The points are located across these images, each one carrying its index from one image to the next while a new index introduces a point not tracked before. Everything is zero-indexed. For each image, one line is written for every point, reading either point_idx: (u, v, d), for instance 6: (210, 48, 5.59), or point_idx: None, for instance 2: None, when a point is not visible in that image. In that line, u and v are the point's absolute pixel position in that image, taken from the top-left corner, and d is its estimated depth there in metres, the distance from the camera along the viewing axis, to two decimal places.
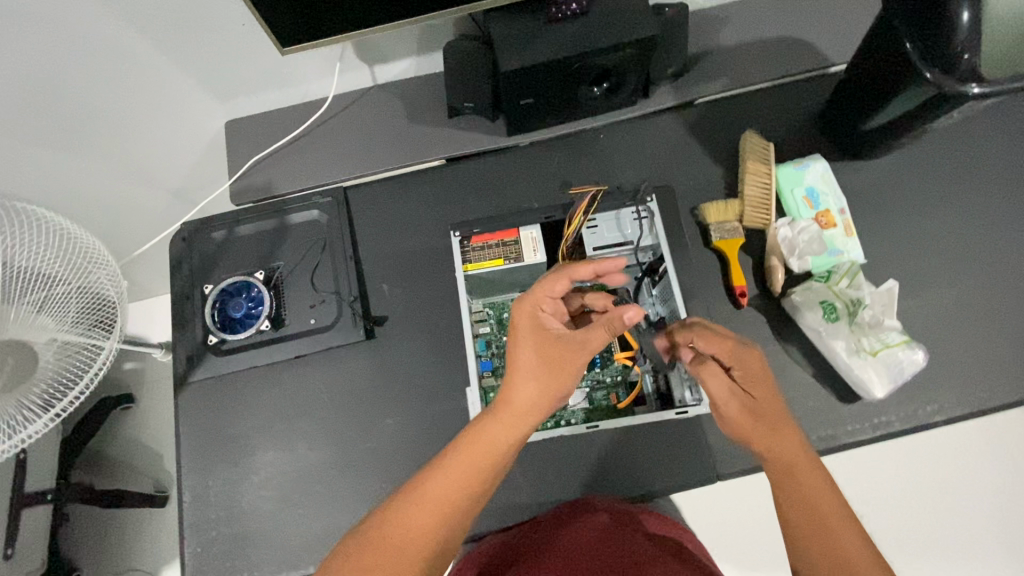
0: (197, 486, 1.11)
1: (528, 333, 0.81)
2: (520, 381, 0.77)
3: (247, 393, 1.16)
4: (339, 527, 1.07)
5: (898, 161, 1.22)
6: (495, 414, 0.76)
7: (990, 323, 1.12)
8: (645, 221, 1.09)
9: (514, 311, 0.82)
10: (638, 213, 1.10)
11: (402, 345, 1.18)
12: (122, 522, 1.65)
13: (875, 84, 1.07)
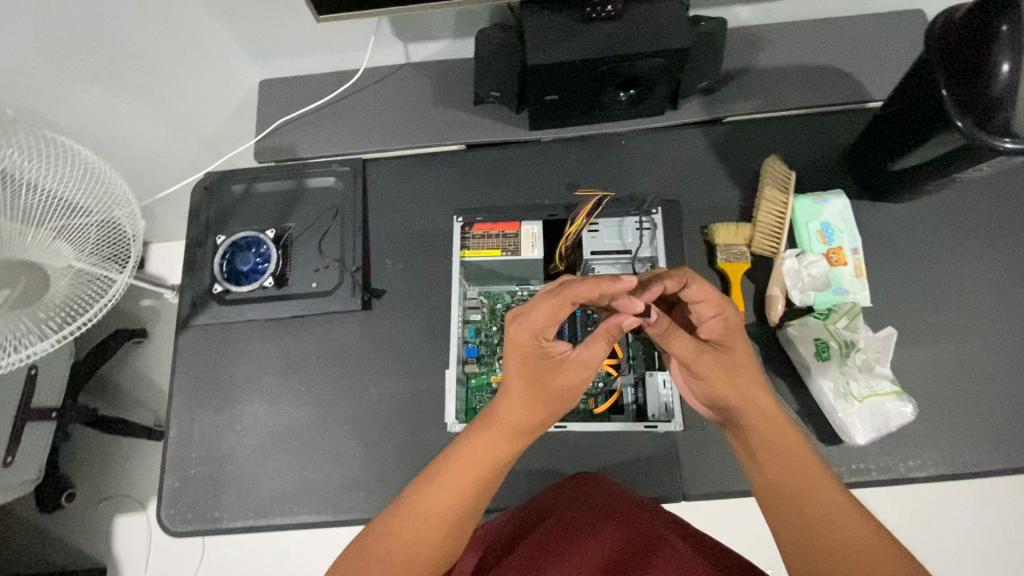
0: (184, 425, 1.17)
1: (525, 356, 0.79)
2: (518, 401, 0.78)
3: (243, 345, 1.21)
4: (309, 485, 1.11)
5: (922, 207, 1.19)
6: (493, 432, 0.77)
7: (990, 386, 1.09)
8: (647, 232, 1.08)
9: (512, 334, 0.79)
10: (642, 223, 1.09)
11: (396, 320, 1.20)
12: (118, 448, 1.73)
13: (908, 126, 1.04)
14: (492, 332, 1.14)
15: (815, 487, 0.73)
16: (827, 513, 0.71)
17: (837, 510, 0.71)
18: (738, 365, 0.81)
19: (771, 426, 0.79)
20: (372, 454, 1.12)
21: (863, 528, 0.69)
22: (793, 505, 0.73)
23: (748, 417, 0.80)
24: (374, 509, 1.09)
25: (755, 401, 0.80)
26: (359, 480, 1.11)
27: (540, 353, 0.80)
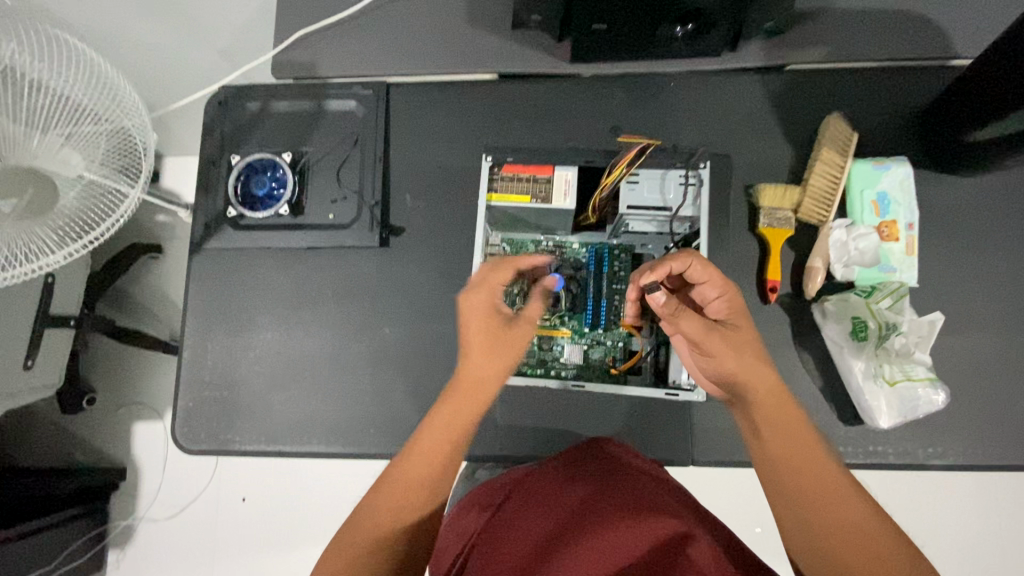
0: (197, 348, 1.16)
1: (482, 324, 0.81)
2: (477, 363, 0.80)
3: (257, 272, 1.18)
4: (320, 417, 1.12)
5: (991, 184, 1.09)
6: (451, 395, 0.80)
7: None
8: (692, 189, 1.00)
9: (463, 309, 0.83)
10: (686, 178, 1.01)
11: (414, 261, 1.16)
12: (135, 360, 1.76)
13: (991, 92, 0.93)
14: None
15: (817, 466, 0.74)
16: (828, 493, 0.72)
17: (838, 491, 0.72)
18: (743, 344, 0.81)
19: (776, 404, 0.78)
20: (383, 393, 1.12)
21: (860, 508, 0.71)
22: (797, 485, 0.74)
23: (753, 393, 0.79)
24: (383, 447, 1.10)
25: (761, 378, 0.80)
26: (369, 417, 1.11)
27: (496, 320, 0.82)
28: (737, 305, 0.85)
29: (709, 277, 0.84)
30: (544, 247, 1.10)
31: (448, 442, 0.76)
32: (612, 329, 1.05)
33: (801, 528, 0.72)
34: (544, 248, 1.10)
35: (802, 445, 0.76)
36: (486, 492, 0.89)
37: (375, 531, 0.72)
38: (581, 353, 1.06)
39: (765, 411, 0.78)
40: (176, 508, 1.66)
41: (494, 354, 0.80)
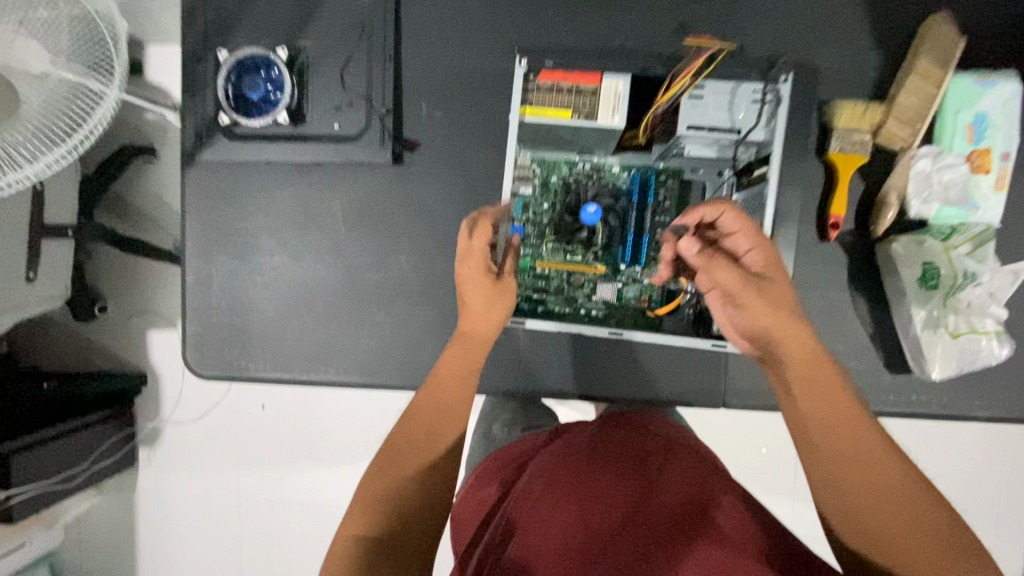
0: (199, 271, 1.08)
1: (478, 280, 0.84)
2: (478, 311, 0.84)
3: (257, 190, 1.07)
4: (335, 346, 1.07)
5: None
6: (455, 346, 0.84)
7: None
8: (763, 107, 0.87)
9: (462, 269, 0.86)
10: (762, 95, 0.88)
11: (432, 181, 1.04)
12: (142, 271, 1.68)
13: None
14: (543, 211, 0.98)
15: (862, 442, 0.64)
16: (875, 472, 0.63)
17: (886, 469, 0.63)
18: (777, 301, 0.69)
19: (815, 373, 0.67)
20: (401, 324, 1.06)
21: (910, 486, 0.62)
22: (838, 465, 0.65)
23: (790, 357, 0.69)
24: (402, 379, 1.06)
25: (799, 343, 0.69)
26: (387, 348, 1.06)
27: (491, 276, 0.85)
28: (772, 258, 0.72)
29: (741, 224, 0.72)
30: (580, 172, 0.98)
31: (452, 385, 0.80)
32: (652, 266, 0.96)
33: (843, 511, 0.64)
34: (580, 172, 0.98)
35: (846, 419, 0.66)
36: (491, 464, 0.81)
37: (398, 464, 0.74)
38: (615, 291, 0.98)
39: (803, 382, 0.68)
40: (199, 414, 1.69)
41: (486, 302, 0.84)
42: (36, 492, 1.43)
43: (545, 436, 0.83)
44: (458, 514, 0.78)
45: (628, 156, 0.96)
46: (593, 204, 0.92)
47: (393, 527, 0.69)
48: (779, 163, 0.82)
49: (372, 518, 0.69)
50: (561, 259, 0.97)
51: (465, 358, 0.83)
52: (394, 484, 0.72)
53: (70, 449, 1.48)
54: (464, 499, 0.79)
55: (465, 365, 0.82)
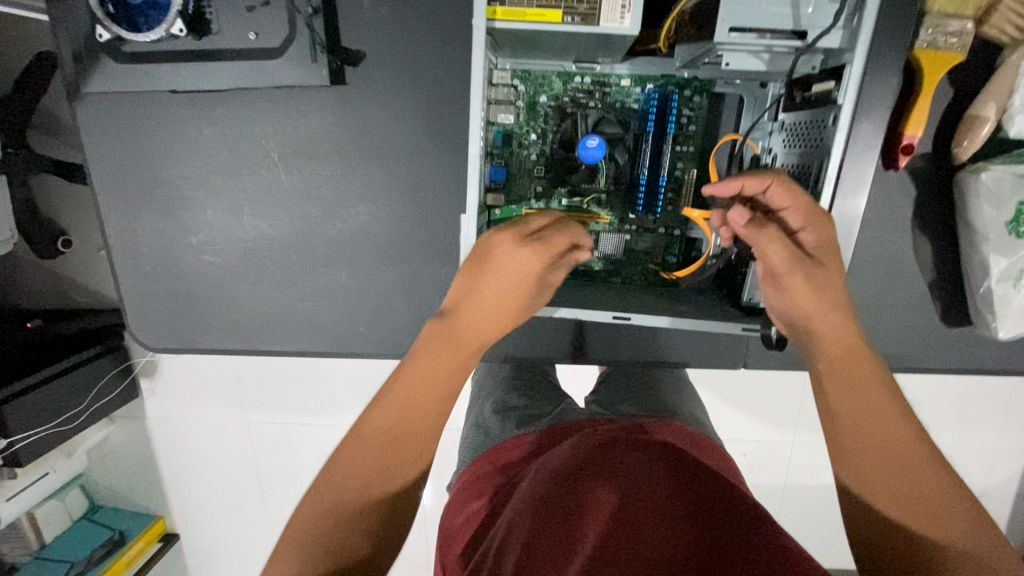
0: (124, 234, 0.90)
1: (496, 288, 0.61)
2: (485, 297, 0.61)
3: (173, 128, 0.85)
4: (297, 313, 0.92)
5: None
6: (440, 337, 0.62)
7: None
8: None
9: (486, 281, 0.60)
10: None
11: (391, 107, 0.82)
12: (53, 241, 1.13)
13: None
14: (530, 144, 0.76)
15: (895, 442, 0.53)
16: (910, 477, 0.52)
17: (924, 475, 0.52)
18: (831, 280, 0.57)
19: (849, 362, 0.56)
20: (370, 287, 0.90)
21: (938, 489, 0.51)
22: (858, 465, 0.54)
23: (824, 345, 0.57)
24: (378, 348, 0.92)
25: (836, 325, 0.56)
26: (358, 313, 0.91)
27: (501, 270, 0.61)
28: (827, 235, 0.57)
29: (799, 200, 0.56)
30: (578, 88, 0.75)
31: (430, 392, 0.60)
32: (669, 212, 0.77)
33: (866, 519, 0.53)
34: (578, 89, 0.75)
35: (880, 415, 0.54)
36: (472, 473, 0.73)
37: (349, 493, 0.56)
38: (622, 245, 0.79)
39: (833, 370, 0.56)
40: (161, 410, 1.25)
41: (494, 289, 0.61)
42: (41, 438, 1.05)
43: (539, 433, 0.74)
44: (444, 530, 0.69)
45: (640, 62, 0.72)
46: (595, 136, 0.70)
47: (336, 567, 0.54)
48: (860, 77, 0.56)
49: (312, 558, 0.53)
50: (554, 208, 0.77)
51: (443, 356, 0.60)
52: (340, 518, 0.55)
53: (64, 392, 1.06)
54: (450, 506, 0.71)
55: (452, 373, 0.61)
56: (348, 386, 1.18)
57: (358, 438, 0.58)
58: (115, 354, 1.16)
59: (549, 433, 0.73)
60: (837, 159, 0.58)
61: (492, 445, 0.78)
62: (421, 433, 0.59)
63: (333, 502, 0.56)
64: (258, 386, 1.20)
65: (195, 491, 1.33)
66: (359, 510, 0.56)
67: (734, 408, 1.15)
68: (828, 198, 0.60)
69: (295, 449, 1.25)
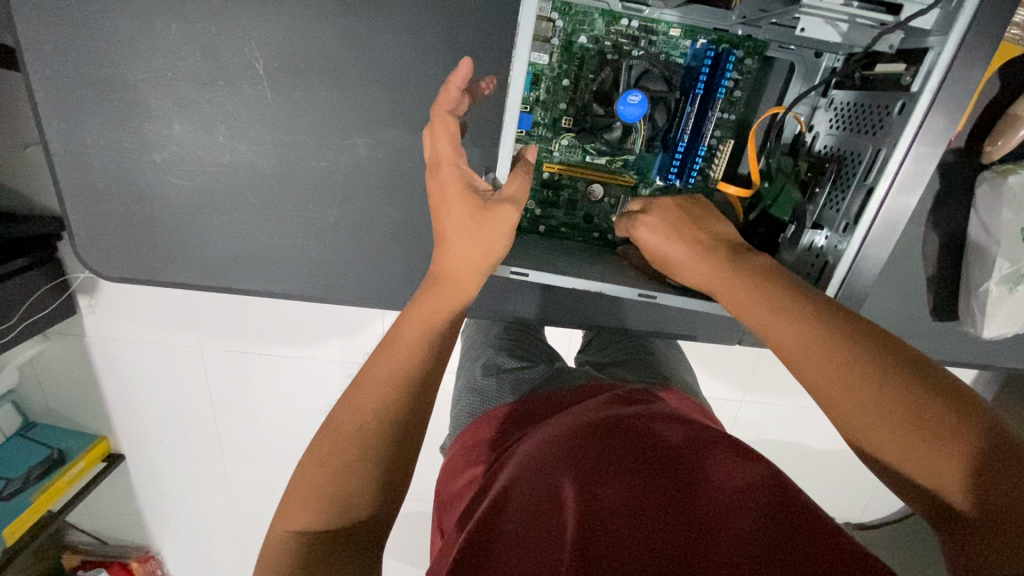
0: (68, 142, 0.76)
1: (464, 224, 0.58)
2: (452, 259, 0.59)
3: (137, 20, 0.71)
4: (276, 253, 0.83)
5: None
6: (417, 298, 0.59)
7: None
8: None
9: (456, 254, 0.59)
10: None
11: (402, 22, 0.71)
12: None
13: None
14: (561, 91, 0.69)
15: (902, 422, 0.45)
16: None
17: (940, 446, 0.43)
18: (763, 282, 0.55)
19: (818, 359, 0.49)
20: (361, 230, 0.82)
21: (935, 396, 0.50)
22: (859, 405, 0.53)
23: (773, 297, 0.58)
24: (365, 298, 0.86)
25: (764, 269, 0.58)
26: (347, 258, 0.84)
27: (475, 212, 0.58)
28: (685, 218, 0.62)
29: (667, 208, 0.63)
30: (622, 32, 0.66)
31: (404, 341, 0.56)
32: (698, 183, 0.72)
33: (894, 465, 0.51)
34: (623, 33, 0.66)
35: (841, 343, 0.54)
36: (464, 440, 0.72)
37: (335, 458, 0.52)
38: None
39: None
40: (110, 331, 1.13)
41: (467, 242, 0.58)
42: None
43: (541, 400, 0.72)
44: (443, 491, 0.68)
45: (697, 12, 0.61)
46: (637, 93, 0.64)
47: (343, 524, 0.51)
48: (946, 66, 0.51)
49: (315, 511, 0.50)
50: (579, 162, 0.72)
51: (437, 301, 0.59)
52: (334, 479, 0.51)
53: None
54: (446, 472, 0.70)
55: (423, 326, 0.57)
56: (319, 328, 1.11)
57: (337, 417, 0.54)
58: (48, 267, 1.00)
59: (525, 405, 0.72)
60: (900, 152, 0.54)
61: (489, 409, 0.76)
62: (408, 380, 0.55)
63: (327, 461, 0.52)
64: (217, 314, 1.10)
65: (154, 422, 1.26)
66: (352, 467, 0.51)
67: (709, 375, 1.18)
68: (881, 192, 0.56)
69: (261, 386, 1.19)
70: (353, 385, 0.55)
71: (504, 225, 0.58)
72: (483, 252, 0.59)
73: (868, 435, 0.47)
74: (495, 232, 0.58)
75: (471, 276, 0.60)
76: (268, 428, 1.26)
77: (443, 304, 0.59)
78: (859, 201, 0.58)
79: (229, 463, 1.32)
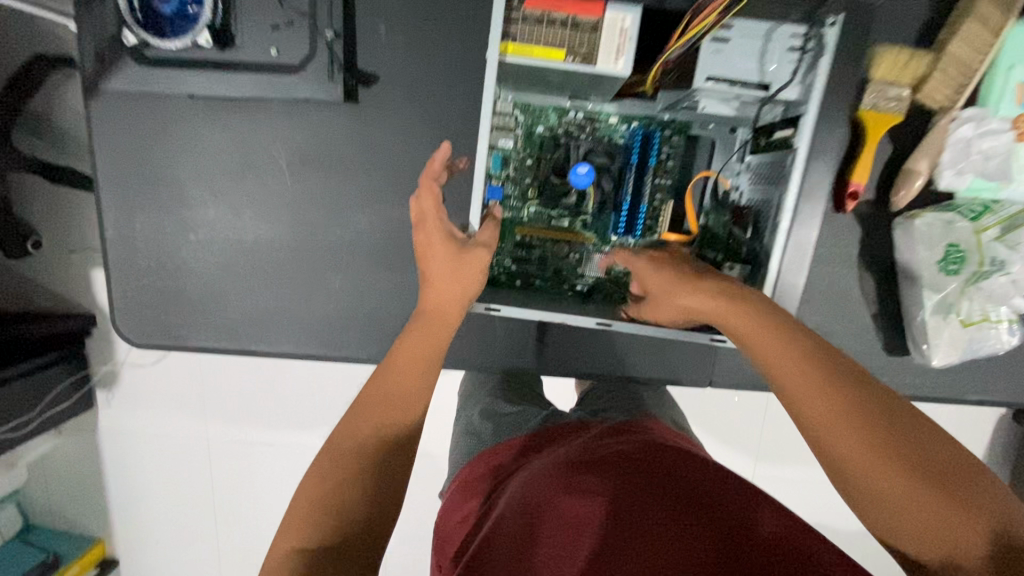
0: (121, 228, 0.91)
1: (449, 268, 0.69)
2: (438, 294, 0.69)
3: (187, 132, 0.89)
4: (286, 315, 0.94)
5: None
6: (410, 326, 0.69)
7: None
8: (808, 56, 0.63)
9: (443, 292, 0.69)
10: (803, 42, 0.63)
11: (395, 121, 0.89)
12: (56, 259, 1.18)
13: None
14: (526, 169, 0.84)
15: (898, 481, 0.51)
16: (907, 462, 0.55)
17: (932, 499, 0.49)
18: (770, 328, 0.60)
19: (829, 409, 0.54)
20: (362, 293, 0.94)
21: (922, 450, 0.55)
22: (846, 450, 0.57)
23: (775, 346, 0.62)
24: (365, 354, 0.95)
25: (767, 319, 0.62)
26: (350, 318, 0.94)
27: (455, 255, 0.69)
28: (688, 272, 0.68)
29: (658, 267, 0.70)
30: (571, 122, 0.83)
31: (398, 365, 0.65)
32: (648, 239, 0.84)
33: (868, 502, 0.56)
34: (572, 122, 0.83)
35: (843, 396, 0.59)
36: (462, 477, 0.76)
37: (334, 475, 0.58)
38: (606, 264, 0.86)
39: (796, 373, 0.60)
40: (132, 394, 1.23)
41: (451, 279, 0.69)
42: None
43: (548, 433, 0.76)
44: (443, 529, 0.71)
45: (628, 103, 0.81)
46: (585, 164, 0.78)
47: (337, 537, 0.56)
48: (813, 126, 0.64)
49: (316, 527, 0.56)
50: (546, 226, 0.85)
51: (427, 331, 0.68)
52: (333, 493, 0.57)
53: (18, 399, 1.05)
54: (447, 509, 0.73)
55: (418, 348, 0.67)
56: (329, 388, 1.19)
57: (336, 437, 0.61)
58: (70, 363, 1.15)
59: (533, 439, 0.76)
60: (794, 195, 0.68)
61: (487, 449, 0.80)
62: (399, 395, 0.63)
63: (328, 478, 0.58)
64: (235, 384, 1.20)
65: (164, 501, 1.31)
66: (350, 482, 0.58)
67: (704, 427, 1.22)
68: (785, 227, 0.69)
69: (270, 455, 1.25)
70: (352, 408, 0.63)
71: (479, 264, 0.69)
72: (464, 289, 0.70)
73: (870, 484, 0.51)
74: (474, 270, 0.69)
75: (454, 310, 0.70)
76: (272, 500, 1.29)
77: (434, 332, 0.68)
78: (773, 236, 0.71)
79: (236, 536, 1.33)
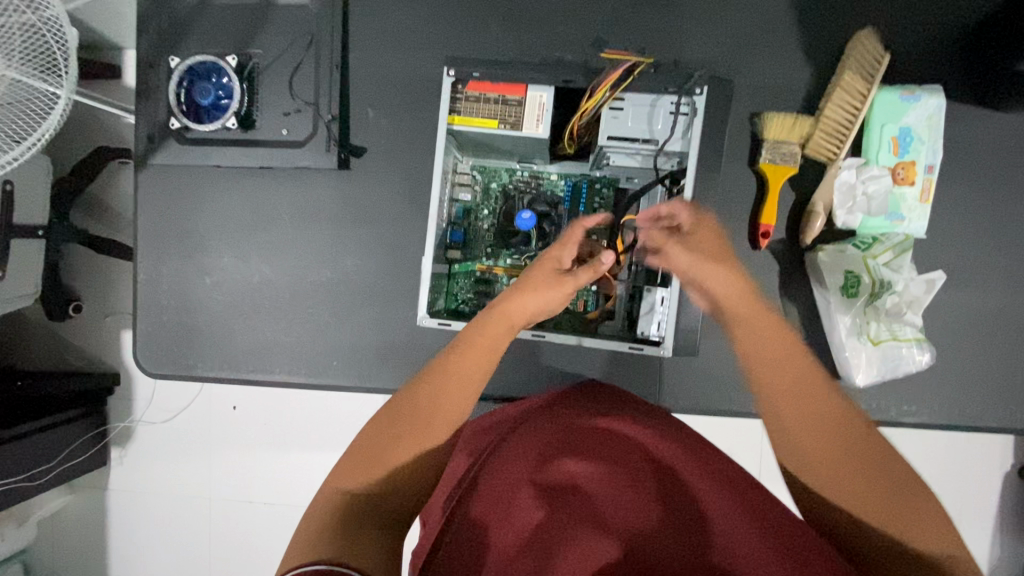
0: (152, 272, 1.10)
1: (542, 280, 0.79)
2: (523, 299, 0.78)
3: (210, 194, 1.10)
4: (281, 347, 1.08)
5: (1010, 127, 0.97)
6: (487, 320, 0.77)
7: (1003, 343, 0.98)
8: (683, 118, 0.84)
9: (521, 298, 0.78)
10: (678, 106, 0.84)
11: (377, 181, 1.07)
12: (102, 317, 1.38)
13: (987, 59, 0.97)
14: (484, 217, 1.01)
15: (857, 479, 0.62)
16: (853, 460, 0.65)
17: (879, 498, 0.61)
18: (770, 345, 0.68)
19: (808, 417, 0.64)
20: (346, 326, 1.08)
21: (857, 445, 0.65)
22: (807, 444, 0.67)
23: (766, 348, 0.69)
24: (348, 380, 1.07)
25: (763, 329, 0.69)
26: (335, 348, 1.08)
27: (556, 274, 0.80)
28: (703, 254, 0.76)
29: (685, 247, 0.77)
30: (521, 179, 1.01)
31: (472, 360, 0.72)
32: None
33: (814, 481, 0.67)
34: (520, 179, 1.01)
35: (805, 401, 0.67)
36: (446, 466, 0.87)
37: (395, 447, 0.66)
38: None
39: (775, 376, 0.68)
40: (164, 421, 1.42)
41: (541, 288, 0.78)
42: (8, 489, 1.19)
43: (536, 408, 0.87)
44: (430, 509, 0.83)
45: (565, 164, 0.98)
46: (528, 211, 0.94)
47: (379, 498, 0.65)
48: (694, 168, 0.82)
49: (364, 485, 0.65)
50: (500, 264, 0.99)
51: (494, 329, 0.76)
52: (386, 465, 0.66)
53: (37, 445, 1.22)
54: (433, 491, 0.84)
55: (488, 344, 0.74)
56: (331, 417, 1.37)
57: (396, 410, 0.69)
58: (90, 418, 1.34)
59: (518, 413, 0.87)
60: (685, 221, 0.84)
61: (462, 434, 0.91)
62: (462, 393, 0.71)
63: (389, 447, 0.66)
64: (255, 412, 1.39)
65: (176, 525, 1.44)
66: (400, 453, 0.66)
67: None
68: None
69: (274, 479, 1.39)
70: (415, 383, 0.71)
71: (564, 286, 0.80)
72: (547, 302, 0.80)
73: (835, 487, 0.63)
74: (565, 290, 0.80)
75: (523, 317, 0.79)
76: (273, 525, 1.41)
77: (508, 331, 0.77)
78: None
79: (230, 563, 1.44)
